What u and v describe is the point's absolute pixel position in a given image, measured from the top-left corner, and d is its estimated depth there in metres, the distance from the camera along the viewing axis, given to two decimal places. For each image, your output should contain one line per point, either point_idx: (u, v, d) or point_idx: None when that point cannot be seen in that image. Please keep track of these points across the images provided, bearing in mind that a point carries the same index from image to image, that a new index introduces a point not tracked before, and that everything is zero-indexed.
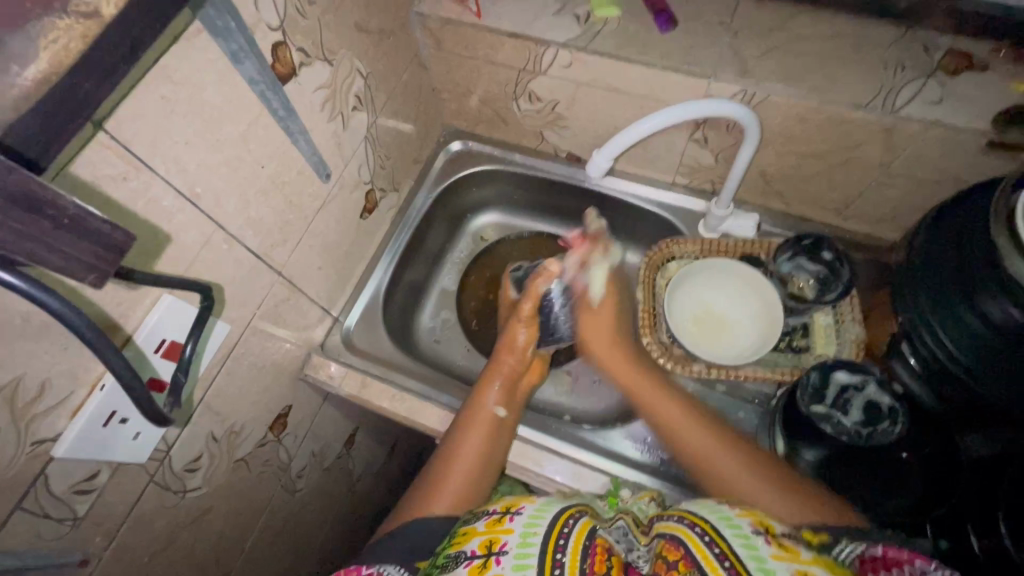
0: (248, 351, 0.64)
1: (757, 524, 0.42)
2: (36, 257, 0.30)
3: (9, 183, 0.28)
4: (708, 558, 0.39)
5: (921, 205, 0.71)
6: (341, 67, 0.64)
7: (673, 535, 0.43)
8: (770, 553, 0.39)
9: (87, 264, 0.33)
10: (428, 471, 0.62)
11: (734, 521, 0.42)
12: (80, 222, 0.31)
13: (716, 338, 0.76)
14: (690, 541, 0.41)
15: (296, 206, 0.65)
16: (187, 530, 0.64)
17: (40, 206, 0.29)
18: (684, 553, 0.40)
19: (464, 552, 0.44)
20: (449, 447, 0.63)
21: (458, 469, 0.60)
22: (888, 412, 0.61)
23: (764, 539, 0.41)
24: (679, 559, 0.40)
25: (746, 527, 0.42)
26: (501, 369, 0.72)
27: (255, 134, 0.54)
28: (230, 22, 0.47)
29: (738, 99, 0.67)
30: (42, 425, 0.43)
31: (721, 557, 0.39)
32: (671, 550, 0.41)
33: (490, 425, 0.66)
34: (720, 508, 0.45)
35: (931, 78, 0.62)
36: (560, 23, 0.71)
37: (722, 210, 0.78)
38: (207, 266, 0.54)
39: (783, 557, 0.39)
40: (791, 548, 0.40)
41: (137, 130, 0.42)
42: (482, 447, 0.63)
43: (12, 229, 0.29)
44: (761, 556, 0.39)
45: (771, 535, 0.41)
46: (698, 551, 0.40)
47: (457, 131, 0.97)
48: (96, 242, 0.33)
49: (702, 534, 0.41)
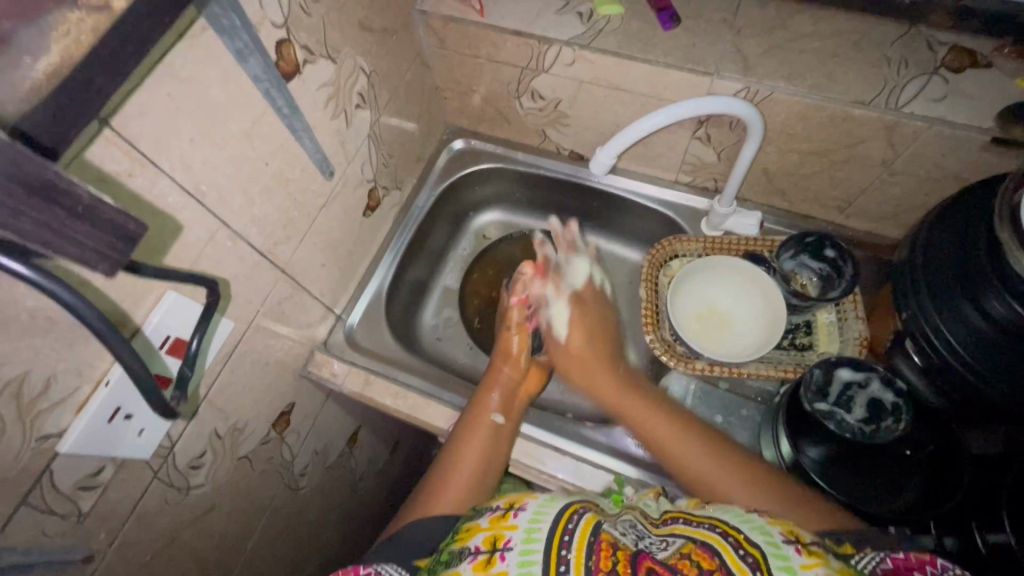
0: (252, 348, 0.64)
1: (789, 534, 0.42)
2: (52, 246, 0.29)
3: (28, 171, 0.28)
4: (742, 567, 0.38)
5: (923, 202, 0.71)
6: (344, 65, 0.65)
7: (703, 541, 0.41)
8: (801, 564, 0.39)
9: (101, 254, 0.32)
10: (428, 477, 0.62)
11: (765, 529, 0.42)
12: (94, 211, 0.31)
13: (718, 336, 0.77)
14: (724, 550, 0.40)
15: (299, 204, 0.65)
16: (190, 527, 0.64)
17: (57, 194, 0.29)
18: (718, 562, 0.39)
19: (467, 548, 0.44)
20: (449, 452, 0.64)
21: (461, 473, 0.61)
22: (891, 409, 0.62)
23: (795, 548, 0.41)
24: (711, 565, 0.39)
25: (778, 537, 0.42)
26: (499, 378, 0.72)
27: (259, 131, 0.54)
28: (235, 20, 0.47)
29: (741, 96, 0.67)
30: (47, 420, 0.43)
31: (747, 559, 0.39)
32: (704, 558, 0.39)
33: (488, 431, 0.66)
34: (750, 516, 0.44)
35: (934, 75, 0.62)
36: (563, 21, 0.71)
37: (725, 208, 0.78)
38: (211, 263, 0.54)
39: (813, 565, 0.39)
40: (819, 558, 0.41)
41: (143, 127, 0.42)
42: (482, 450, 0.63)
43: (33, 219, 0.28)
44: (792, 567, 0.39)
45: (801, 545, 0.41)
46: (731, 560, 0.39)
47: (459, 130, 0.97)
48: (111, 233, 0.33)
49: (737, 545, 0.40)
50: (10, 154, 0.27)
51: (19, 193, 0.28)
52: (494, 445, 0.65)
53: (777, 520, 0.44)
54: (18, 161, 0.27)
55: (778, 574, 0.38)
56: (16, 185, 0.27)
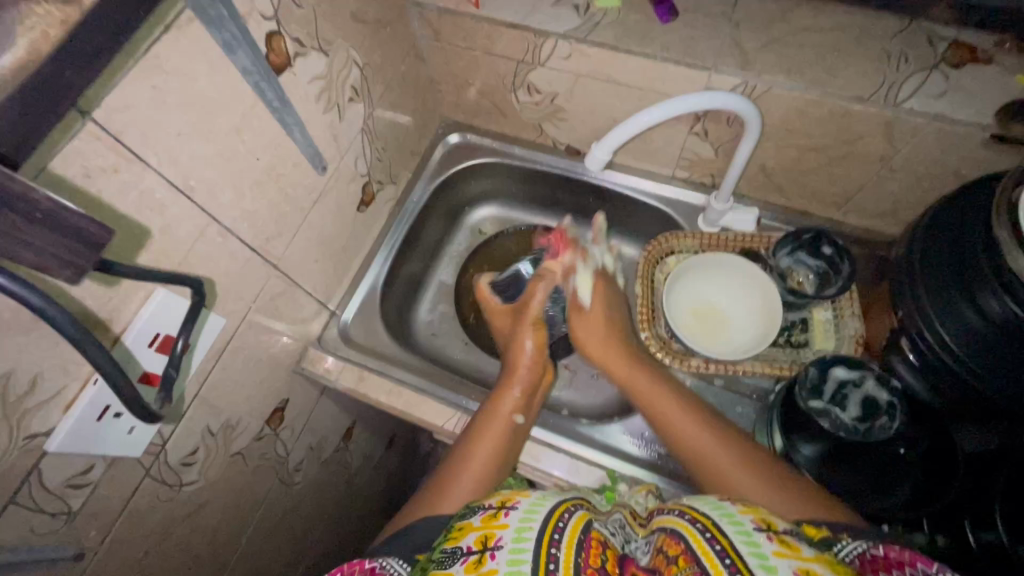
0: (244, 344, 0.64)
1: (759, 521, 0.41)
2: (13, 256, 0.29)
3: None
4: (709, 555, 0.38)
5: (921, 200, 0.70)
6: (337, 58, 0.64)
7: (675, 530, 0.42)
8: (773, 552, 0.37)
9: (63, 259, 0.33)
10: (437, 475, 0.62)
11: (735, 517, 0.41)
12: (56, 217, 0.32)
13: (715, 334, 0.76)
14: (693, 538, 0.40)
15: (291, 199, 0.64)
16: (182, 524, 0.64)
17: (13, 201, 0.30)
18: (685, 549, 0.39)
19: (459, 549, 0.43)
20: (460, 450, 0.63)
21: (469, 468, 0.60)
22: (886, 408, 0.61)
23: (767, 536, 0.39)
24: (678, 554, 0.39)
25: (749, 525, 0.40)
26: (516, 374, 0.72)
27: (249, 125, 0.54)
28: (222, 10, 0.46)
29: (739, 91, 0.66)
30: (35, 418, 0.43)
31: (715, 548, 0.38)
32: (674, 546, 0.40)
33: (500, 430, 0.66)
34: (721, 504, 0.43)
35: (934, 70, 0.61)
36: (560, 14, 0.70)
37: (722, 204, 0.77)
38: (199, 260, 0.53)
39: (785, 553, 0.38)
40: (793, 546, 0.39)
41: (129, 121, 0.41)
42: (492, 448, 0.63)
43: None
44: (763, 554, 0.37)
45: (773, 533, 0.40)
46: (701, 551, 0.38)
47: (455, 124, 0.96)
48: (69, 237, 0.33)
49: (704, 531, 0.40)
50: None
51: None
52: (504, 445, 0.64)
53: (749, 507, 0.43)
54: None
55: (747, 561, 0.37)
56: None
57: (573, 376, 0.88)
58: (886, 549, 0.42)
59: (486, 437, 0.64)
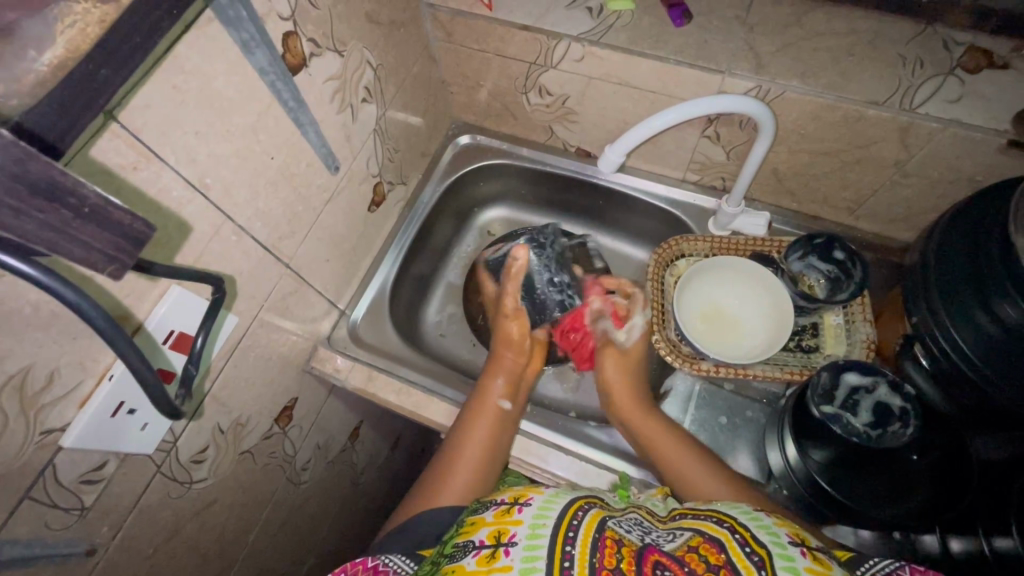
0: (255, 343, 0.64)
1: (794, 536, 0.41)
2: (56, 247, 0.29)
3: (32, 172, 0.27)
4: (746, 566, 0.38)
5: (934, 205, 0.70)
6: (352, 58, 0.64)
7: (711, 535, 0.41)
8: (806, 567, 0.38)
9: (107, 255, 0.31)
10: (435, 463, 0.63)
11: (772, 529, 0.41)
12: (101, 211, 0.30)
13: (726, 338, 0.76)
14: (730, 547, 0.39)
15: (305, 199, 0.64)
16: (192, 521, 0.64)
17: (61, 194, 0.28)
18: (725, 558, 0.38)
19: (471, 542, 0.43)
20: (456, 438, 0.64)
21: (469, 458, 0.62)
22: (899, 414, 0.60)
23: (801, 551, 0.39)
24: (719, 565, 0.38)
25: (784, 538, 0.40)
26: (502, 365, 0.73)
27: (265, 125, 0.54)
28: (241, 11, 0.46)
29: (752, 95, 0.66)
30: (51, 413, 0.43)
31: (754, 559, 0.38)
32: (712, 552, 0.39)
33: (495, 418, 0.67)
34: (757, 515, 0.43)
35: (950, 75, 0.61)
36: (573, 16, 0.71)
37: (733, 207, 0.77)
38: (215, 258, 0.53)
39: (818, 570, 0.38)
40: (824, 563, 0.39)
41: (147, 120, 0.42)
42: (489, 438, 0.64)
43: (36, 220, 0.28)
44: (796, 568, 0.37)
45: (808, 549, 0.40)
46: (741, 564, 0.38)
47: (466, 125, 0.96)
48: (118, 234, 0.31)
49: (743, 542, 0.40)
50: (16, 153, 0.26)
51: (20, 194, 0.27)
52: (499, 434, 0.66)
53: (783, 521, 0.43)
54: (23, 162, 0.27)
55: (779, 574, 0.37)
56: (19, 185, 0.27)
57: (580, 378, 0.88)
58: (912, 571, 0.42)
59: (483, 424, 0.66)
